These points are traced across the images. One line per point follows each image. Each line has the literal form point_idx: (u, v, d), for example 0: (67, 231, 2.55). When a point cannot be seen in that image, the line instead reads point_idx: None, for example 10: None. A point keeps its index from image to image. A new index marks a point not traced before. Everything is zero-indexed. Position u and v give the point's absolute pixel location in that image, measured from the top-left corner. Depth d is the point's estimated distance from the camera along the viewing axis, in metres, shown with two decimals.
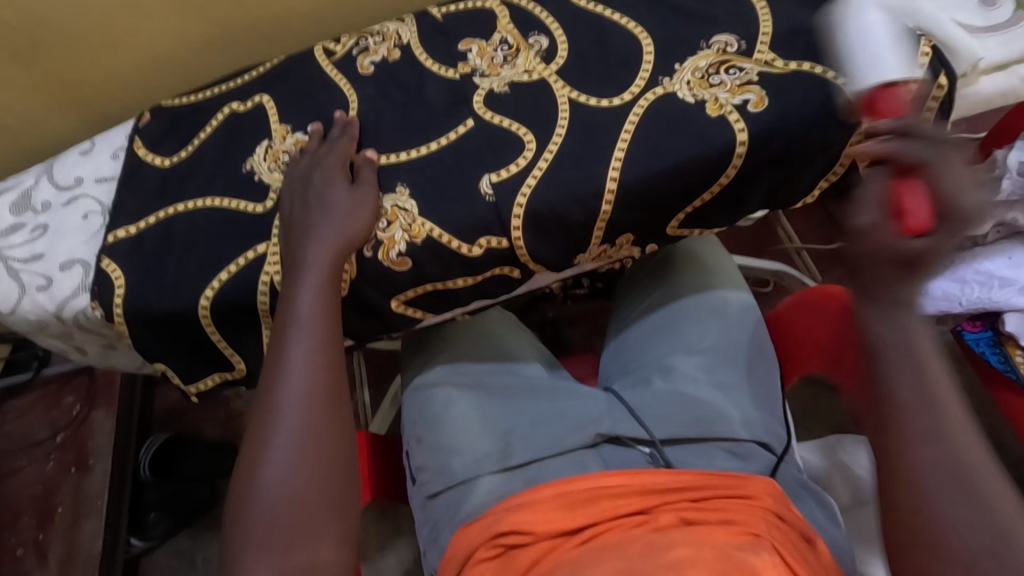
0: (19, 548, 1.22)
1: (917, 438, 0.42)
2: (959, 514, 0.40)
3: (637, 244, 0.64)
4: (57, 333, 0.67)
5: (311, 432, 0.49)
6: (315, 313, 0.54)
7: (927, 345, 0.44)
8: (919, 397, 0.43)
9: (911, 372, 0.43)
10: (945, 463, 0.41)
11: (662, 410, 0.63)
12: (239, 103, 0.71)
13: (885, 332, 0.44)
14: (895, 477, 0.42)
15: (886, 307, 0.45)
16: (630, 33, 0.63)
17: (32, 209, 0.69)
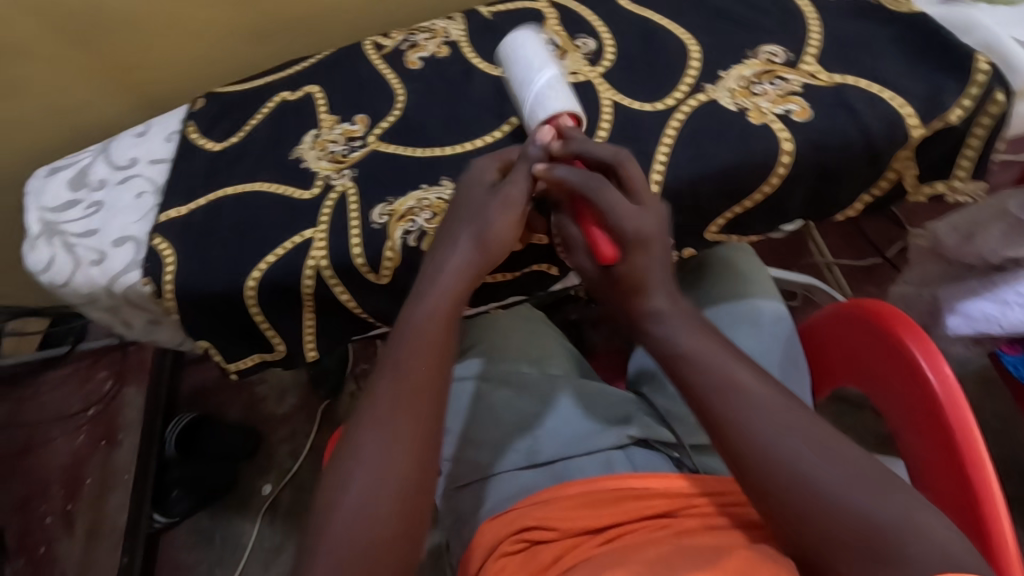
0: (49, 515, 1.26)
1: (755, 429, 0.46)
2: (823, 484, 0.44)
3: (675, 247, 0.64)
4: (106, 307, 0.70)
5: (394, 447, 0.47)
6: (427, 323, 0.51)
7: (687, 337, 0.50)
8: (719, 394, 0.48)
9: (691, 373, 0.49)
10: (790, 437, 0.46)
11: (689, 416, 0.64)
12: (289, 92, 0.73)
13: (652, 328, 0.52)
14: (740, 467, 0.47)
15: (653, 313, 0.52)
16: (677, 37, 0.64)
17: (88, 186, 0.72)
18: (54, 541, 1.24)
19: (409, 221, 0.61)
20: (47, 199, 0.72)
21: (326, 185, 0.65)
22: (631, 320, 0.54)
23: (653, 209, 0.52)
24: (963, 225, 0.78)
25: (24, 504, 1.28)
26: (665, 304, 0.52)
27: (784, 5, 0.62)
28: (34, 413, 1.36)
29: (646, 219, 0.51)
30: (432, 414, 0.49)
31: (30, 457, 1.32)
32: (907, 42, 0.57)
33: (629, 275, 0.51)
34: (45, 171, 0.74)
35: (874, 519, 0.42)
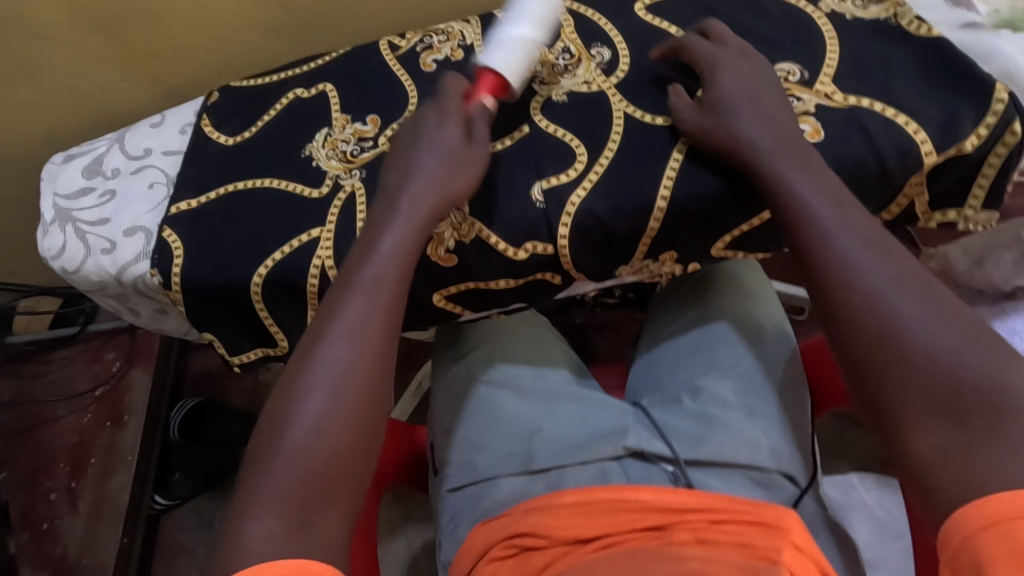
0: (53, 492, 1.29)
1: (866, 281, 0.47)
2: (924, 331, 0.44)
3: (681, 262, 0.63)
4: (115, 295, 0.71)
5: (333, 411, 0.48)
6: (376, 295, 0.53)
7: (851, 210, 0.51)
8: (838, 257, 0.49)
9: (818, 242, 0.50)
10: (888, 289, 0.46)
11: (687, 430, 0.63)
12: (303, 90, 0.74)
13: (793, 197, 0.52)
14: (848, 315, 0.47)
15: (812, 185, 0.52)
16: None
17: (102, 174, 0.73)
18: (58, 517, 1.26)
19: None
20: (62, 186, 0.73)
21: (335, 184, 0.66)
22: (787, 218, 0.52)
23: (750, 71, 0.57)
24: (975, 250, 0.77)
25: (31, 480, 1.30)
26: (800, 174, 0.52)
27: (804, 22, 0.61)
28: (43, 390, 1.38)
29: (753, 90, 0.56)
30: (373, 389, 0.50)
31: (38, 433, 1.34)
32: (926, 65, 0.56)
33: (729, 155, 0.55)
34: (61, 158, 0.75)
35: (964, 364, 0.42)
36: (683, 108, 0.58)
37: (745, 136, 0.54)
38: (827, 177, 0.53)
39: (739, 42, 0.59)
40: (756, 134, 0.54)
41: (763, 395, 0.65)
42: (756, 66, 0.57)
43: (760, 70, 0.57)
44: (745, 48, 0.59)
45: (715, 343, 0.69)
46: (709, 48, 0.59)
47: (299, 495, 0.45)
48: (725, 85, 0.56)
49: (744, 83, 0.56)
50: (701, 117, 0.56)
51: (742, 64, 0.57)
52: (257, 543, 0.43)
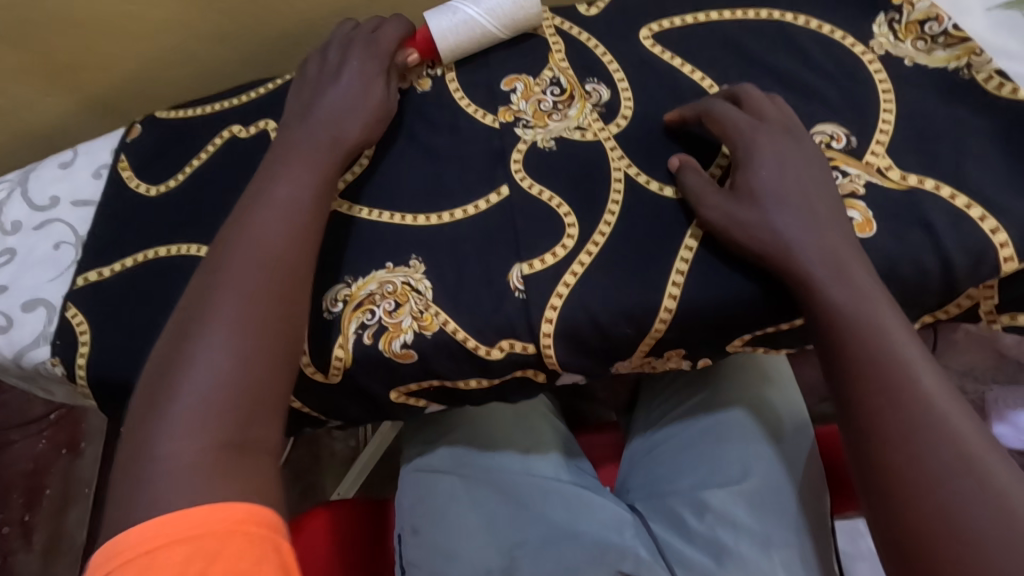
0: (6, 526, 1.20)
1: (904, 422, 0.37)
2: (977, 512, 0.34)
3: (689, 358, 0.53)
4: (18, 376, 0.59)
5: (246, 353, 0.40)
6: (276, 249, 0.45)
7: (903, 336, 0.40)
8: (886, 402, 0.38)
9: (859, 377, 0.39)
10: (947, 456, 0.36)
11: (695, 560, 0.54)
12: (240, 127, 0.61)
13: (833, 314, 0.41)
14: (879, 465, 0.37)
15: (855, 299, 0.41)
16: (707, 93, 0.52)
17: (0, 229, 0.61)
18: (11, 553, 1.18)
19: (367, 310, 0.51)
20: None
21: None
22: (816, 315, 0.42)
23: (782, 123, 0.46)
24: None
25: None
26: (840, 282, 0.41)
27: (851, 68, 0.49)
28: None
29: (792, 173, 0.44)
30: (270, 362, 0.41)
31: None
32: (1005, 137, 0.45)
33: (755, 242, 0.44)
34: None
35: None
36: (706, 192, 0.46)
37: (781, 229, 0.43)
38: (874, 287, 0.42)
39: (780, 113, 0.47)
40: (793, 230, 0.43)
41: (782, 515, 0.55)
42: (801, 145, 0.46)
43: (804, 151, 0.46)
44: (787, 120, 0.47)
45: (726, 437, 0.59)
46: (762, 104, 0.47)
47: (214, 435, 0.37)
48: (761, 167, 0.45)
49: (783, 164, 0.45)
50: (730, 204, 0.45)
51: (782, 140, 0.46)
52: (153, 505, 0.34)
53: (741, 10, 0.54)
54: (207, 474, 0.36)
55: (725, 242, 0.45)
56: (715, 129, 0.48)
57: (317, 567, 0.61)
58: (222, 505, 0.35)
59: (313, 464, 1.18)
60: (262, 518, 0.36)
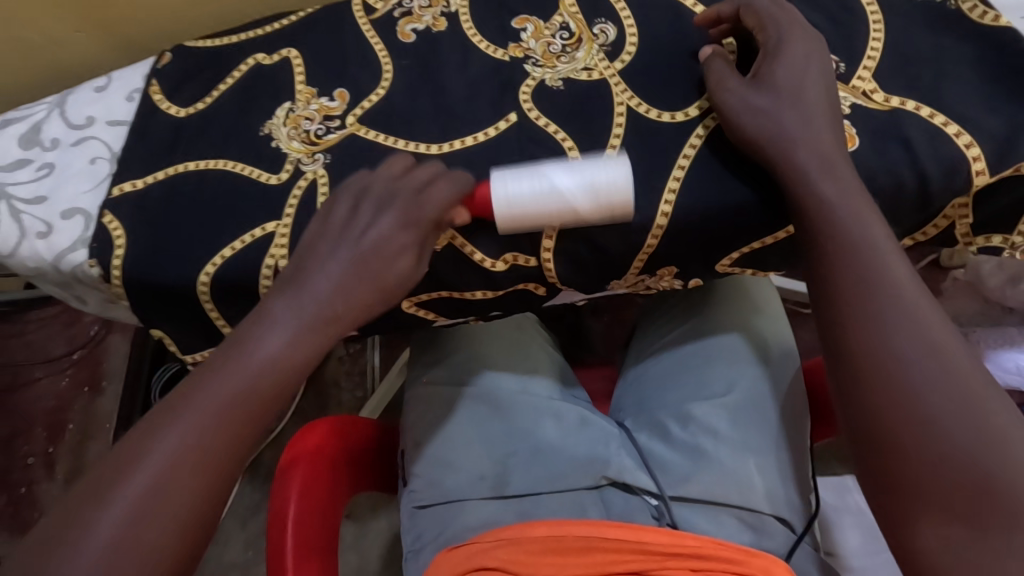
0: (30, 457, 1.26)
1: (880, 320, 0.41)
2: (937, 397, 0.38)
3: (680, 277, 0.57)
4: (56, 282, 0.64)
5: (189, 456, 0.39)
6: (321, 313, 0.45)
7: (883, 241, 0.44)
8: (862, 299, 0.42)
9: (840, 280, 0.43)
10: (914, 350, 0.39)
11: (675, 465, 0.58)
12: (264, 55, 0.64)
13: (824, 220, 0.45)
14: (854, 358, 0.41)
15: (843, 207, 0.44)
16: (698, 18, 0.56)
17: (40, 144, 0.65)
18: (36, 482, 1.24)
19: None
20: None
21: (296, 170, 0.58)
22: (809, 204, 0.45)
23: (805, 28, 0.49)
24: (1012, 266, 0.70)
25: (7, 444, 1.27)
26: (832, 191, 0.45)
27: (843, 1, 0.52)
28: (18, 354, 1.33)
29: (810, 80, 0.47)
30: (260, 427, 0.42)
31: (14, 397, 1.30)
32: (984, 65, 0.48)
33: (761, 130, 0.47)
34: None
35: (974, 453, 0.36)
36: (728, 76, 0.50)
37: (786, 129, 0.46)
38: (860, 197, 0.45)
39: (783, 11, 0.50)
40: (802, 138, 0.46)
41: (764, 429, 0.59)
42: (820, 60, 0.48)
43: (809, 46, 0.49)
44: (812, 33, 0.50)
45: (715, 361, 0.63)
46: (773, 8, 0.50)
47: (181, 473, 0.39)
48: (786, 64, 0.48)
49: (805, 66, 0.48)
50: (747, 90, 0.48)
51: (812, 48, 0.49)
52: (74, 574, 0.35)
53: None
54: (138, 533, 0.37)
55: (738, 139, 0.48)
56: (751, 22, 0.51)
57: (326, 475, 0.66)
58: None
59: (321, 409, 1.22)
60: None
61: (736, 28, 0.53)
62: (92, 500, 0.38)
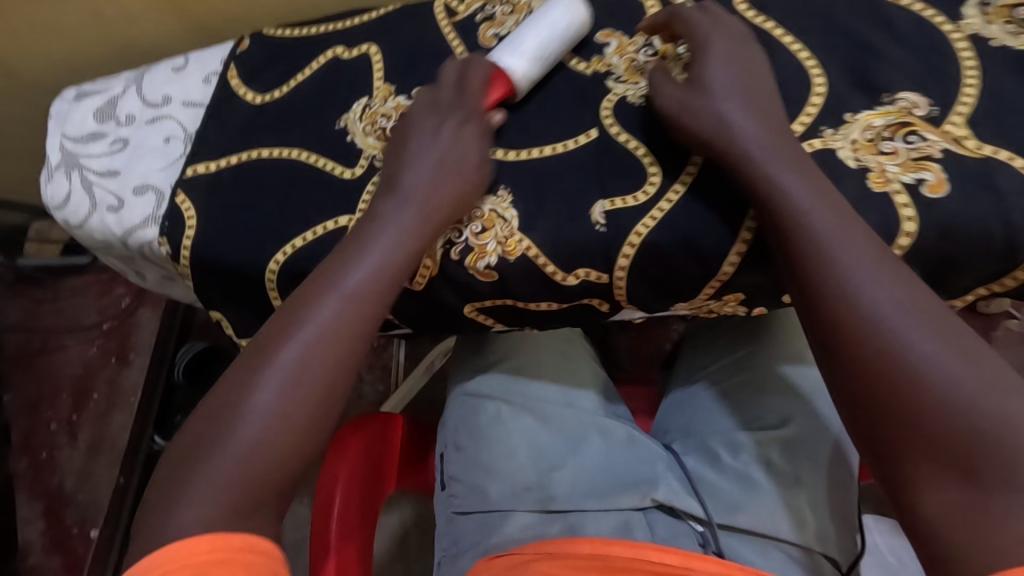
0: (54, 422, 1.27)
1: (845, 288, 0.42)
2: (920, 351, 0.39)
3: (745, 305, 0.56)
4: (120, 255, 0.65)
5: (297, 390, 0.43)
6: (400, 242, 0.50)
7: (828, 211, 0.44)
8: (860, 318, 0.41)
9: (835, 303, 0.42)
10: (890, 313, 0.40)
11: (724, 491, 0.58)
12: (343, 49, 0.65)
13: (817, 239, 0.44)
14: (838, 332, 0.42)
15: (830, 225, 0.44)
16: (787, 49, 0.54)
17: (115, 119, 0.66)
18: (57, 448, 1.25)
19: (455, 230, 0.54)
20: (71, 127, 0.66)
21: (370, 166, 0.58)
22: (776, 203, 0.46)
23: (733, 28, 0.52)
24: None
25: (32, 407, 1.29)
26: (822, 211, 0.44)
27: (939, 44, 0.52)
28: (49, 319, 1.34)
29: (737, 82, 0.50)
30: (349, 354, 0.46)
31: (42, 361, 1.31)
32: None
33: (715, 129, 0.49)
34: (72, 95, 0.68)
35: (967, 405, 0.37)
36: (664, 82, 0.53)
37: (728, 125, 0.48)
38: (850, 215, 0.45)
39: (736, 23, 0.53)
40: (744, 132, 0.48)
41: (815, 462, 0.58)
42: (752, 59, 0.51)
43: (749, 52, 0.51)
44: (742, 31, 0.52)
45: (769, 391, 0.63)
46: (721, 19, 0.53)
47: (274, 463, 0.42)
48: (715, 63, 0.51)
49: (729, 69, 0.50)
50: (684, 92, 0.51)
51: (736, 48, 0.51)
52: (181, 528, 0.39)
53: None
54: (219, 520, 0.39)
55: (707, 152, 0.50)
56: (682, 31, 0.54)
57: (365, 478, 0.67)
58: (220, 536, 0.38)
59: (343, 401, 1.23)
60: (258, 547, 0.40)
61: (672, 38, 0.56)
62: (206, 444, 0.42)
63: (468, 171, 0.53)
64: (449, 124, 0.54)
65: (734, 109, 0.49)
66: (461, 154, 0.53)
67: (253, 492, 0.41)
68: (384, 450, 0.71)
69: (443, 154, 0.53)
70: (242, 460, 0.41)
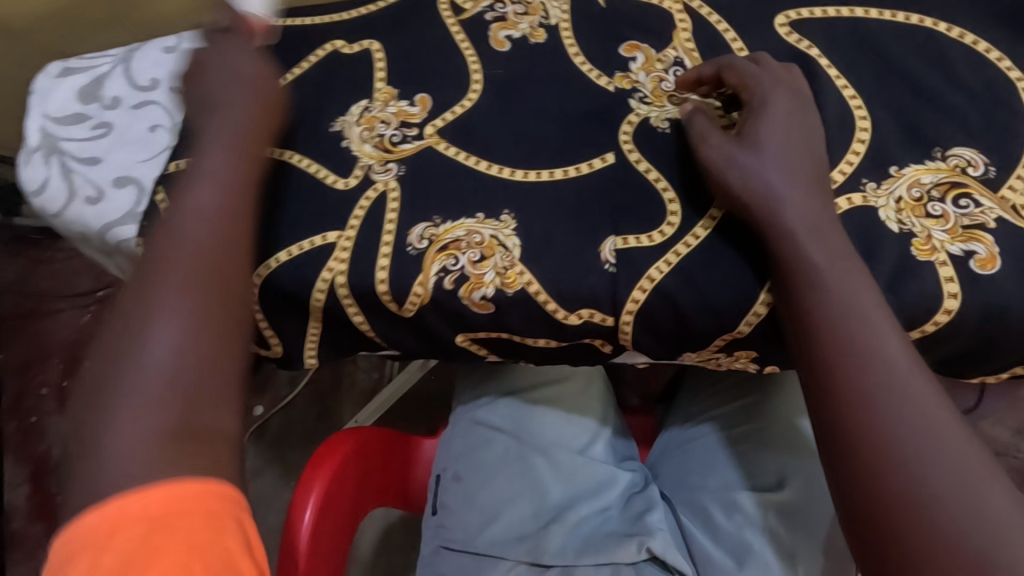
0: (44, 387, 1.26)
1: (866, 392, 0.39)
2: (939, 475, 0.37)
3: (758, 362, 0.52)
4: (99, 248, 0.61)
5: (200, 329, 0.38)
6: (231, 147, 0.47)
7: (872, 306, 0.41)
8: (878, 424, 0.39)
9: (850, 406, 0.40)
10: (913, 427, 0.38)
11: (721, 558, 0.54)
12: (344, 43, 0.59)
13: (849, 333, 0.41)
14: (852, 435, 0.39)
15: (859, 321, 0.41)
16: (829, 81, 0.49)
17: (100, 101, 0.62)
18: (45, 414, 1.24)
19: (451, 256, 0.49)
20: (53, 106, 0.62)
21: (366, 176, 0.54)
22: (799, 282, 0.43)
23: (793, 81, 0.47)
24: None
25: (22, 370, 1.27)
26: (856, 302, 0.41)
27: (1001, 93, 0.48)
28: (43, 282, 1.32)
29: (796, 146, 0.45)
30: (214, 270, 0.41)
31: (35, 324, 1.30)
32: None
33: (754, 194, 0.44)
34: (57, 70, 0.63)
35: (983, 547, 0.35)
36: (710, 131, 0.48)
37: (778, 194, 0.44)
38: (877, 309, 0.41)
39: (794, 77, 0.48)
40: (788, 198, 0.44)
41: (812, 529, 0.55)
42: (810, 125, 0.46)
43: (808, 118, 0.46)
44: (801, 89, 0.47)
45: (775, 447, 0.60)
46: (777, 68, 0.48)
47: (187, 405, 0.36)
48: (771, 123, 0.46)
49: (790, 129, 0.46)
50: (733, 148, 0.46)
51: (795, 108, 0.46)
52: (111, 478, 0.32)
53: (893, 11, 0.51)
54: (154, 457, 0.33)
55: (744, 220, 0.46)
56: (733, 82, 0.48)
57: (344, 498, 0.64)
58: (172, 484, 0.33)
59: (334, 388, 1.20)
60: (213, 490, 0.34)
61: (715, 88, 0.51)
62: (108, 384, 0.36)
63: (259, 73, 0.51)
64: (217, 49, 0.51)
65: (789, 175, 0.44)
66: (240, 66, 0.50)
67: (176, 421, 0.35)
68: (365, 470, 0.67)
69: (227, 77, 0.50)
70: (145, 399, 0.35)
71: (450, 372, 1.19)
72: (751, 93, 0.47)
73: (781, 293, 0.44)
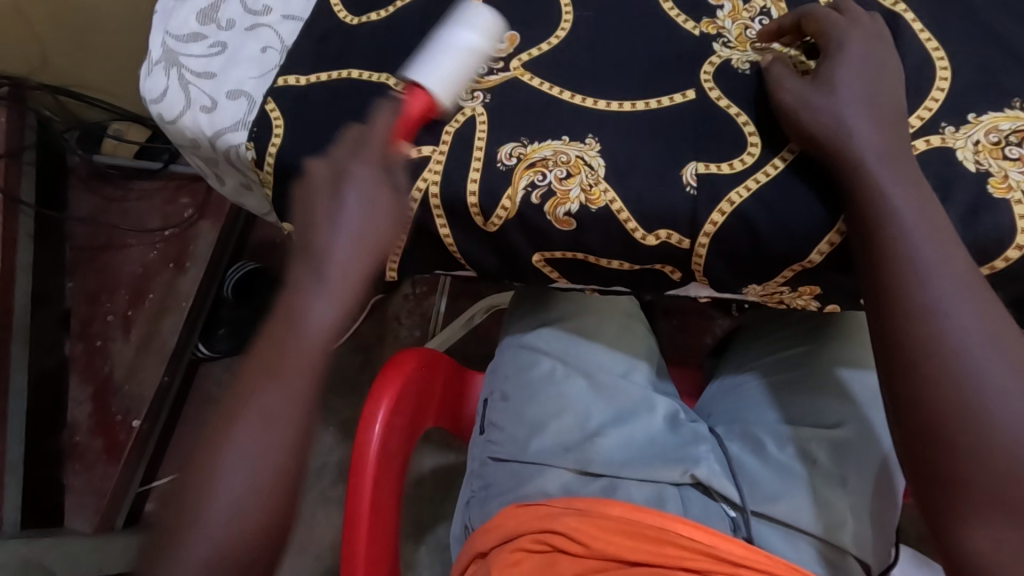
0: (110, 315, 1.29)
1: (929, 309, 0.43)
2: (994, 382, 0.40)
3: (819, 299, 0.55)
4: (206, 156, 0.67)
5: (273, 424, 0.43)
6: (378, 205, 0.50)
7: (940, 230, 0.44)
8: (936, 338, 0.42)
9: (917, 322, 0.43)
10: (971, 343, 0.42)
11: (765, 480, 0.57)
12: None
13: (907, 255, 0.44)
14: (913, 350, 0.43)
15: (928, 246, 0.44)
16: (912, 31, 0.51)
17: (216, 23, 0.67)
18: (111, 339, 1.28)
19: (539, 172, 0.53)
20: (174, 25, 0.67)
21: None
22: (871, 208, 0.45)
23: (873, 28, 0.49)
24: None
25: (91, 299, 1.30)
26: (918, 224, 0.44)
27: None
28: (115, 217, 1.34)
29: (873, 87, 0.48)
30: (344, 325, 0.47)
31: (102, 257, 1.32)
32: None
33: (828, 127, 0.47)
34: None
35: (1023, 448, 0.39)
36: (786, 77, 0.50)
37: (850, 128, 0.46)
38: (944, 235, 0.44)
39: (876, 24, 0.50)
40: (862, 133, 0.46)
41: (863, 465, 0.57)
42: (887, 68, 0.48)
43: (887, 62, 0.49)
44: (883, 35, 0.50)
45: (825, 391, 0.62)
46: (859, 14, 0.50)
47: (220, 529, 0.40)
48: (846, 65, 0.48)
49: (865, 72, 0.48)
50: (808, 89, 0.48)
51: (872, 50, 0.49)
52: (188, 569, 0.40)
53: None
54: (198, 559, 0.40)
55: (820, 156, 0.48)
56: (812, 29, 0.51)
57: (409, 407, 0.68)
58: None
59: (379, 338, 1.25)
60: None
61: (795, 36, 0.53)
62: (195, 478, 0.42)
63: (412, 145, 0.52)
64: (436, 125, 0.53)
65: (863, 113, 0.47)
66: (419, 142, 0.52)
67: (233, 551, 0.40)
68: (427, 386, 0.72)
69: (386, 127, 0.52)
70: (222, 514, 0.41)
71: (491, 330, 1.23)
72: (830, 37, 0.49)
73: (853, 221, 0.46)
